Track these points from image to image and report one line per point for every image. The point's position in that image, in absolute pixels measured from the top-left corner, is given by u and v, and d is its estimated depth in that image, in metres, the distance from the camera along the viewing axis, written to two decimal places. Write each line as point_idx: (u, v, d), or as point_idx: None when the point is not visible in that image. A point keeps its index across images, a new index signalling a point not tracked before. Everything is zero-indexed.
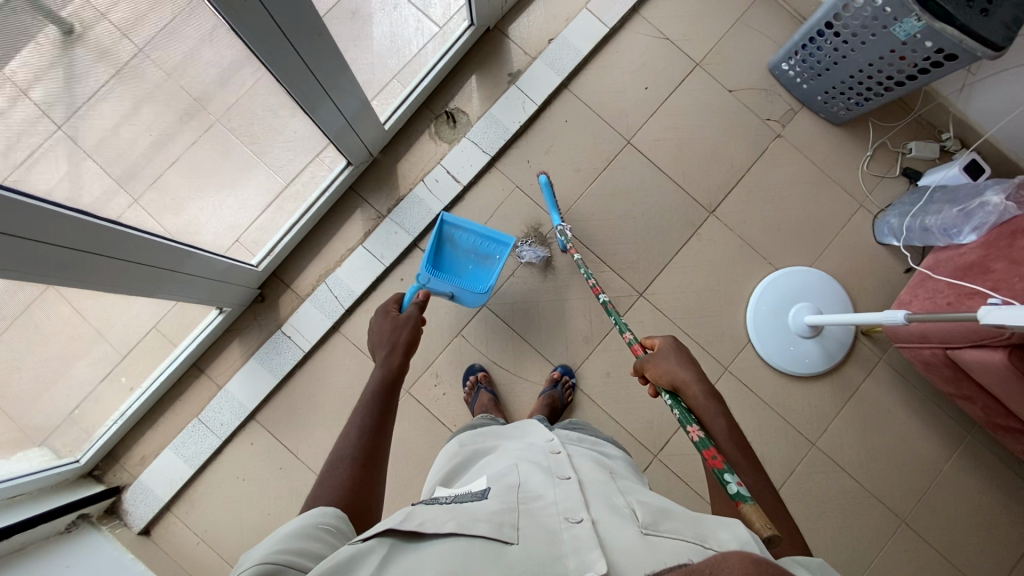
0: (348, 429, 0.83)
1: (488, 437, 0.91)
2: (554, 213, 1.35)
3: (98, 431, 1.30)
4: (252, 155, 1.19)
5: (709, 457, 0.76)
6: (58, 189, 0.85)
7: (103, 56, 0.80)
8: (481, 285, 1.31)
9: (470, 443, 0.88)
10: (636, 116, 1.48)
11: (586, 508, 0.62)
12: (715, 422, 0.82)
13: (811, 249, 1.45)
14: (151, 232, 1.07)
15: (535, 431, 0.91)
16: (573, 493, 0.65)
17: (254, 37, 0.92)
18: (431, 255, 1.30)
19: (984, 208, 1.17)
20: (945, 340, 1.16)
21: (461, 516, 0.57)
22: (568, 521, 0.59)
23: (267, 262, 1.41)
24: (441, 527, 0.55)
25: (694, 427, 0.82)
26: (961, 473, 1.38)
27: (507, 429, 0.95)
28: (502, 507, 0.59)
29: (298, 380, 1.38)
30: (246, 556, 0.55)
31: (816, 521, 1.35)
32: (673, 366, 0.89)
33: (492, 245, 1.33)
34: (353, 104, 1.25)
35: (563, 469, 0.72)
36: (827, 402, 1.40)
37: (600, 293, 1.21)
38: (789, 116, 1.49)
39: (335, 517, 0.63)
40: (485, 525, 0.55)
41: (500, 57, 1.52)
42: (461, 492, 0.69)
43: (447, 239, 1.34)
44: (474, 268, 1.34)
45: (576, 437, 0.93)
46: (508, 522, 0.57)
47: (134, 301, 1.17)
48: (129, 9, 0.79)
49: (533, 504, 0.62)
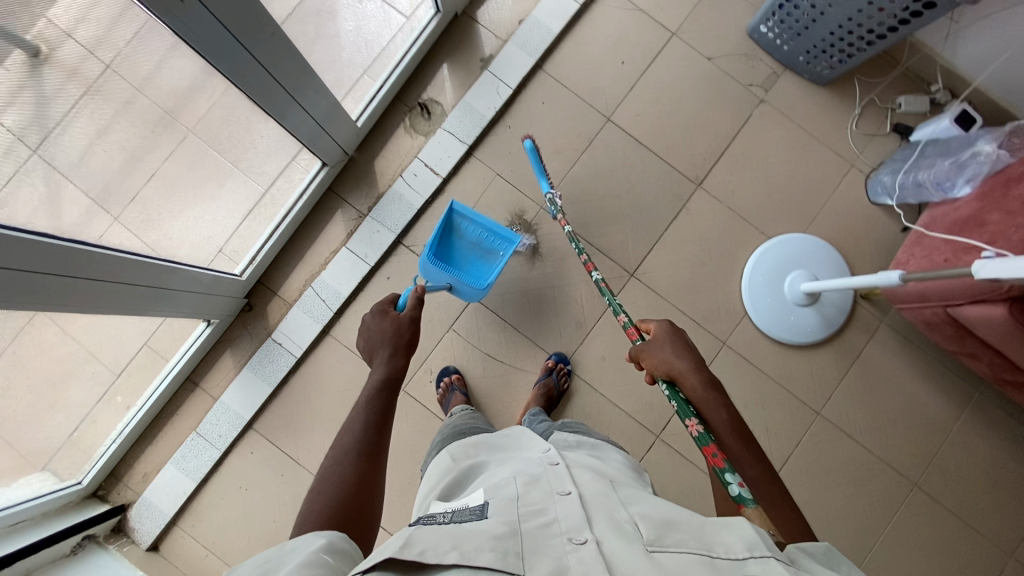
0: (351, 423, 0.82)
1: (481, 450, 0.89)
2: (542, 180, 1.27)
3: (98, 450, 1.31)
4: (227, 164, 1.17)
5: (708, 454, 0.74)
6: (38, 216, 0.84)
7: (71, 76, 0.78)
8: (481, 280, 1.29)
9: (463, 458, 0.86)
10: (615, 92, 1.45)
11: (589, 526, 0.59)
12: (716, 411, 0.80)
13: (802, 215, 1.41)
14: (131, 250, 1.05)
15: (530, 441, 0.88)
16: (574, 509, 0.62)
17: (217, 46, 0.91)
18: (435, 242, 1.28)
19: (976, 158, 1.14)
20: (945, 298, 1.13)
21: (462, 543, 0.54)
22: (572, 542, 0.56)
23: (250, 270, 1.40)
24: (443, 560, 0.52)
25: (693, 420, 0.80)
26: (973, 432, 1.35)
27: (500, 438, 0.93)
28: (501, 530, 0.57)
29: (294, 387, 1.38)
30: None
31: (825, 490, 1.33)
32: (668, 355, 0.87)
33: (497, 240, 1.31)
34: (323, 103, 1.22)
35: (562, 484, 0.69)
36: (829, 369, 1.37)
37: (593, 270, 1.17)
38: (772, 80, 1.45)
39: (338, 536, 0.60)
40: (490, 554, 0.53)
41: (471, 42, 1.49)
42: (460, 507, 0.68)
43: (453, 228, 1.32)
44: (475, 261, 1.32)
45: (574, 442, 0.92)
46: (512, 550, 0.54)
47: (121, 320, 1.16)
48: (93, 26, 0.77)
49: (534, 522, 0.60)
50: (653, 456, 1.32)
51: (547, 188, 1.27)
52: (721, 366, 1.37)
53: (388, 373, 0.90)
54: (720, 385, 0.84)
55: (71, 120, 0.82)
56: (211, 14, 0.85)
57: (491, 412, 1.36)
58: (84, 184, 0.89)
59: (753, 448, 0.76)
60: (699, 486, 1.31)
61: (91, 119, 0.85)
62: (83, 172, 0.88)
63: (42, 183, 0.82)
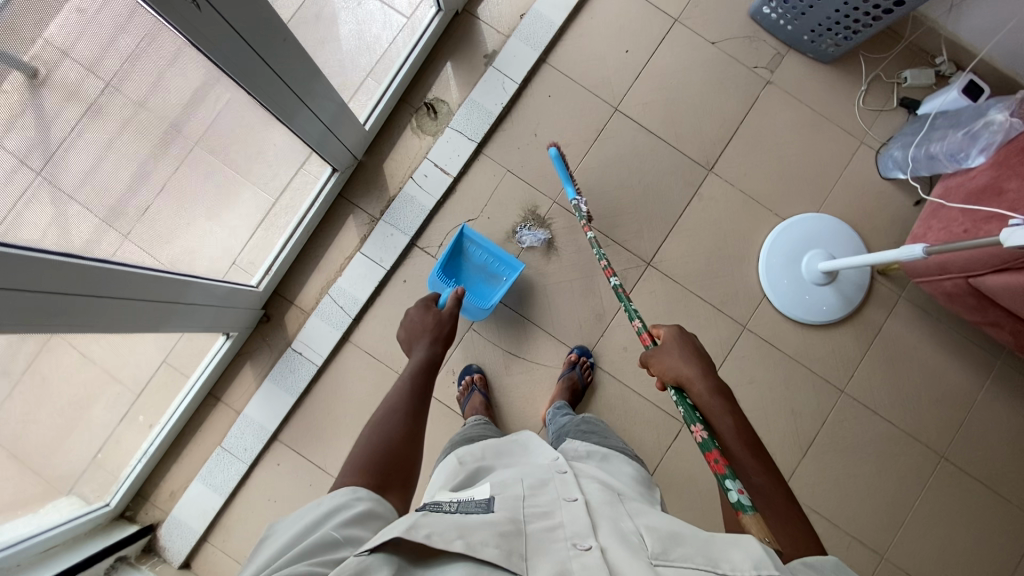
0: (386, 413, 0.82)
1: (490, 454, 0.86)
2: (568, 186, 1.29)
3: (124, 471, 1.30)
4: (235, 175, 1.15)
5: (711, 460, 0.74)
6: (46, 237, 0.81)
7: (71, 96, 0.75)
8: (486, 301, 1.34)
9: (471, 463, 0.83)
10: (620, 82, 1.44)
11: (594, 533, 0.59)
12: (721, 416, 0.79)
13: (816, 194, 1.41)
14: (143, 266, 1.02)
15: (539, 449, 0.86)
16: (580, 515, 0.62)
17: (223, 53, 0.89)
18: (444, 262, 1.33)
19: (989, 128, 1.14)
20: (966, 269, 1.13)
21: (468, 532, 0.54)
22: (577, 549, 0.56)
23: (266, 281, 1.39)
24: (449, 547, 0.52)
25: (698, 427, 0.79)
26: (996, 401, 1.36)
27: (508, 444, 0.89)
28: (506, 528, 0.57)
29: (317, 395, 1.37)
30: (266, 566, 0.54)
31: (853, 467, 1.34)
32: (676, 360, 0.87)
33: (502, 266, 1.35)
34: (331, 107, 1.21)
35: (569, 491, 0.68)
36: (850, 347, 1.37)
37: (614, 276, 1.16)
38: (777, 61, 1.45)
39: (371, 502, 0.64)
40: (493, 549, 0.53)
41: (473, 39, 1.48)
42: (465, 498, 0.68)
43: (462, 250, 1.36)
44: (479, 283, 1.36)
45: (584, 452, 0.90)
46: (516, 550, 0.54)
47: (140, 340, 1.14)
48: (92, 43, 0.74)
49: (540, 526, 0.60)
50: (681, 443, 1.32)
51: (573, 193, 1.28)
52: (743, 349, 1.37)
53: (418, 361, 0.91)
54: (726, 390, 0.83)
55: (76, 139, 0.79)
56: (222, 17, 0.83)
57: (516, 409, 1.35)
58: (92, 204, 0.87)
59: (761, 456, 0.75)
60: None
61: (98, 137, 0.82)
62: (95, 190, 0.86)
63: (48, 206, 0.79)
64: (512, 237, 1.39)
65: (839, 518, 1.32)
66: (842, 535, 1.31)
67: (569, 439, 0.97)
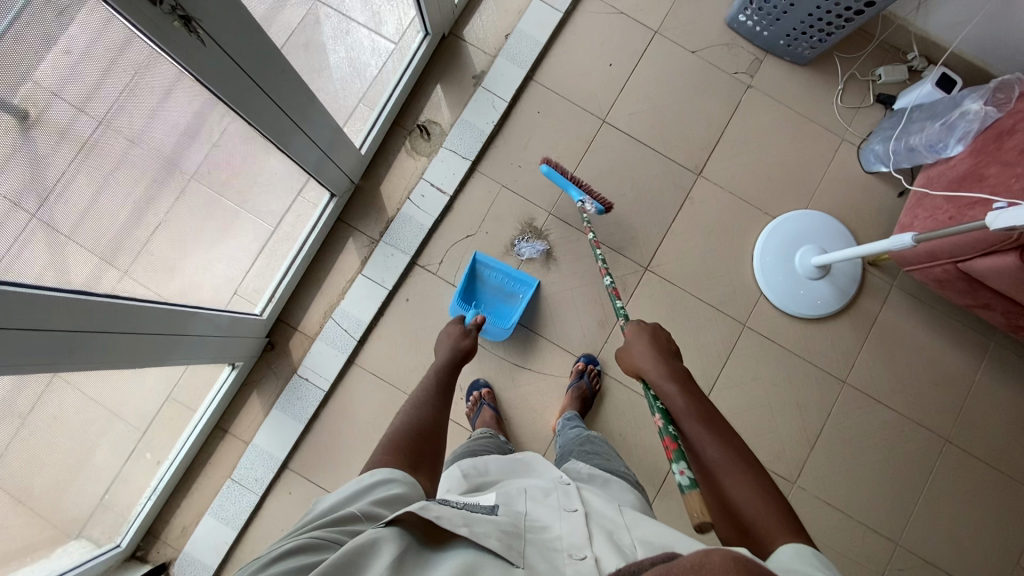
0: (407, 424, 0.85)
1: (495, 469, 0.81)
2: (571, 189, 1.31)
3: (134, 510, 1.28)
4: (234, 207, 1.13)
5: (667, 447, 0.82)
6: (43, 277, 0.78)
7: (64, 136, 0.72)
8: (506, 321, 1.37)
9: (476, 478, 0.78)
10: (607, 94, 1.48)
11: (590, 543, 0.60)
12: (671, 399, 0.87)
13: (803, 191, 1.45)
14: (143, 299, 0.99)
15: (544, 467, 0.81)
16: (579, 525, 0.63)
17: (215, 78, 0.88)
18: (463, 289, 1.38)
19: (964, 117, 1.19)
20: (954, 255, 1.17)
21: (473, 522, 0.57)
22: (572, 559, 0.57)
23: (270, 308, 1.39)
24: (454, 531, 0.55)
25: (658, 417, 0.88)
26: (994, 382, 1.39)
27: (513, 461, 0.83)
28: (509, 529, 0.59)
29: (325, 421, 1.37)
30: (306, 520, 0.61)
31: (862, 457, 1.36)
32: (633, 357, 0.98)
33: (518, 285, 1.39)
34: (327, 132, 1.23)
35: (569, 501, 0.69)
36: (849, 338, 1.40)
37: (607, 275, 1.20)
38: (756, 66, 1.50)
39: (407, 485, 0.69)
40: (495, 541, 0.55)
41: (461, 61, 1.52)
42: (472, 501, 0.69)
43: (478, 275, 1.40)
44: (498, 304, 1.40)
45: (586, 475, 0.83)
46: (515, 547, 0.56)
47: (146, 374, 1.12)
48: (81, 85, 0.71)
49: (539, 535, 0.61)
50: None
51: (577, 196, 1.31)
52: (746, 347, 1.39)
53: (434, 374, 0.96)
54: (675, 373, 0.91)
55: (71, 179, 0.75)
56: (221, 47, 0.85)
57: (526, 421, 1.36)
58: (91, 243, 0.83)
59: (712, 428, 0.80)
60: None
61: (92, 176, 0.79)
62: (93, 229, 0.82)
63: (48, 247, 0.76)
64: (511, 250, 1.41)
65: (852, 508, 1.33)
66: (856, 525, 1.33)
67: (572, 459, 0.92)
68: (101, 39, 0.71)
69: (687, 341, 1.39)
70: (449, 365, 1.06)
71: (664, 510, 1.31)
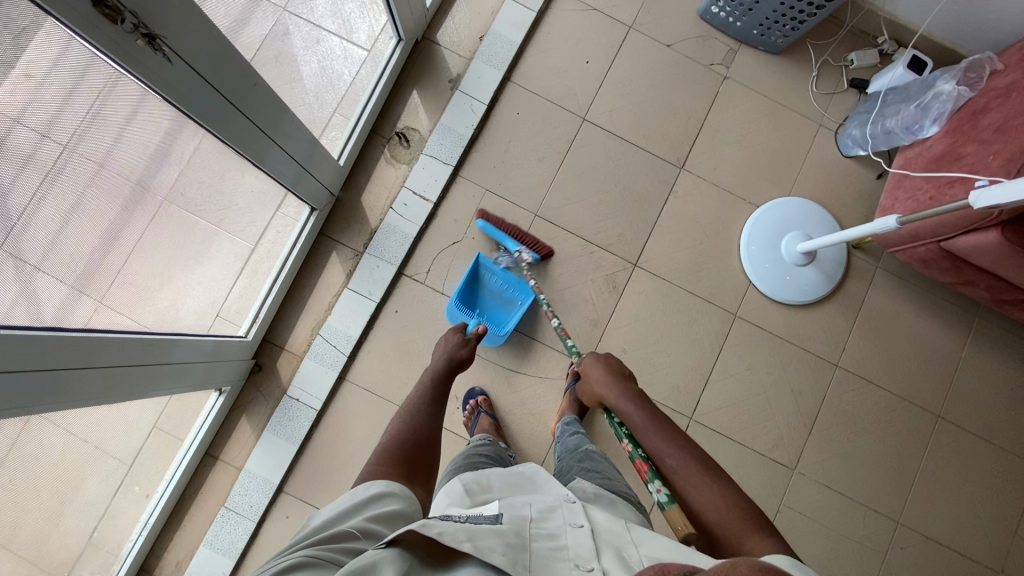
0: (405, 433, 0.83)
1: (498, 487, 0.76)
2: (508, 241, 1.33)
3: (125, 546, 1.24)
4: (212, 228, 1.09)
5: (640, 469, 0.86)
6: (14, 312, 0.74)
7: (26, 163, 0.67)
8: (502, 326, 1.36)
9: (479, 494, 0.74)
10: (585, 91, 1.47)
11: (597, 556, 0.58)
12: (629, 415, 0.91)
13: (785, 179, 1.46)
14: (121, 329, 0.95)
15: (548, 483, 0.77)
16: (586, 538, 0.60)
17: (183, 95, 0.85)
18: (463, 290, 1.36)
19: (938, 98, 1.22)
20: (937, 234, 1.18)
21: (478, 536, 0.55)
22: (580, 570, 0.56)
23: (255, 329, 1.36)
24: (457, 548, 0.52)
25: (626, 442, 0.92)
26: (979, 355, 1.41)
27: (515, 477, 0.80)
28: (513, 539, 0.57)
29: (320, 440, 1.33)
30: (300, 537, 0.59)
31: (859, 438, 1.37)
32: (593, 384, 1.03)
33: (516, 291, 1.37)
34: (303, 145, 1.19)
35: (574, 516, 0.65)
36: (838, 321, 1.41)
37: (554, 317, 1.27)
38: (731, 57, 1.50)
39: (404, 501, 0.66)
40: (499, 555, 0.53)
41: (435, 65, 1.50)
42: (475, 513, 0.66)
43: (479, 277, 1.38)
44: (496, 308, 1.38)
45: (592, 494, 0.80)
46: (521, 561, 0.54)
47: (129, 406, 1.07)
48: (44, 106, 0.67)
49: (545, 544, 0.59)
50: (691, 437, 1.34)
51: (514, 247, 1.33)
52: (738, 338, 1.40)
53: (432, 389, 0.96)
54: (628, 387, 0.96)
55: (37, 210, 0.71)
56: (192, 67, 0.83)
57: (524, 427, 1.34)
58: (62, 272, 0.79)
59: (670, 439, 0.84)
60: (739, 458, 1.34)
61: (59, 206, 0.74)
62: (62, 259, 0.78)
63: (14, 280, 0.71)
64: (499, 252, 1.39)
65: (852, 491, 1.35)
66: (857, 506, 1.34)
67: (574, 480, 0.87)
68: (64, 61, 0.68)
69: (680, 335, 1.39)
70: (444, 374, 1.04)
71: None
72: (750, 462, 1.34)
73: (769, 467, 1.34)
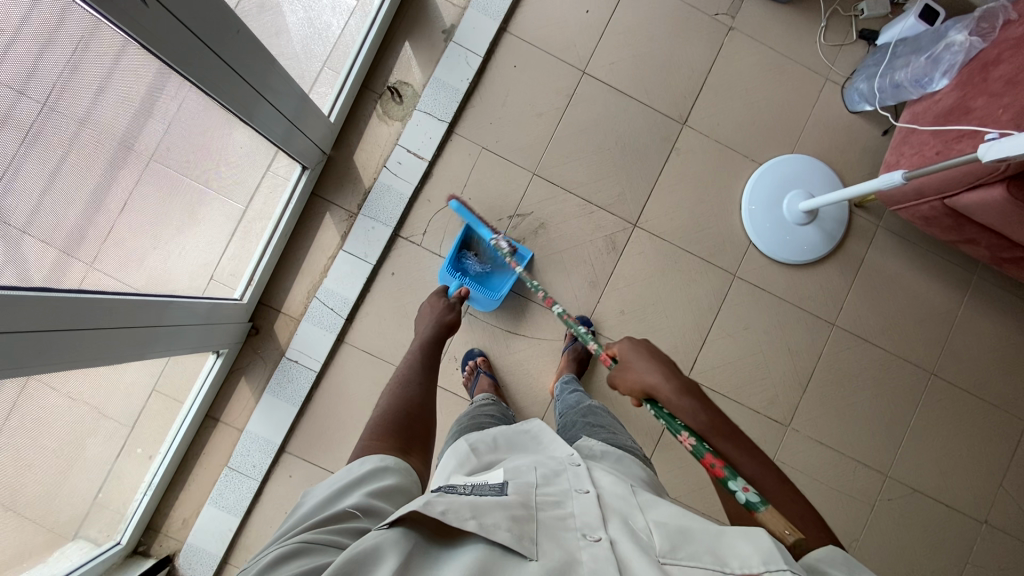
0: (399, 399, 0.83)
1: (503, 447, 0.77)
2: (483, 228, 1.32)
3: (131, 507, 1.26)
4: (200, 186, 1.05)
5: (710, 464, 0.71)
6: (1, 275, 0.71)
7: (3, 123, 0.63)
8: (495, 291, 1.33)
9: (486, 454, 0.75)
10: (585, 43, 1.41)
11: (604, 525, 0.58)
12: (693, 414, 0.78)
13: (789, 136, 1.42)
14: (111, 291, 0.93)
15: (554, 442, 0.77)
16: (591, 506, 0.60)
17: (162, 43, 0.80)
18: (454, 253, 1.34)
19: (950, 50, 1.18)
20: (941, 191, 1.16)
21: (481, 512, 0.55)
22: (586, 539, 0.55)
23: (250, 292, 1.34)
24: (462, 526, 0.52)
25: (685, 435, 0.76)
26: (974, 313, 1.42)
27: (519, 433, 0.80)
28: (519, 512, 0.57)
29: (319, 402, 1.34)
30: (299, 516, 0.60)
31: (853, 395, 1.39)
32: (638, 372, 0.86)
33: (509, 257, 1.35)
34: (291, 99, 1.14)
35: (579, 482, 0.66)
36: (836, 280, 1.41)
37: (556, 305, 1.14)
38: (737, 6, 1.44)
39: (402, 475, 0.67)
40: (505, 532, 0.53)
41: (428, 15, 1.43)
42: (479, 480, 0.66)
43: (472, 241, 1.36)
44: (489, 273, 1.35)
45: (599, 451, 0.80)
46: (527, 535, 0.54)
47: (126, 368, 1.06)
48: (18, 62, 0.62)
49: (552, 514, 0.59)
50: None
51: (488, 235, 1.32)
52: (736, 297, 1.39)
53: (424, 360, 0.96)
54: (685, 378, 0.83)
55: (17, 170, 0.67)
56: (167, 11, 0.78)
57: (523, 386, 1.35)
58: (49, 235, 0.76)
59: (743, 443, 0.74)
60: (735, 414, 1.36)
61: (39, 169, 0.70)
62: (50, 220, 0.75)
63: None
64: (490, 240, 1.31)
65: (844, 445, 1.37)
66: (848, 460, 1.37)
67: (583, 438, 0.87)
68: (37, 10, 0.64)
69: (678, 296, 1.38)
70: (433, 340, 1.03)
71: (661, 463, 1.34)
72: (744, 418, 1.36)
73: (764, 424, 1.36)
